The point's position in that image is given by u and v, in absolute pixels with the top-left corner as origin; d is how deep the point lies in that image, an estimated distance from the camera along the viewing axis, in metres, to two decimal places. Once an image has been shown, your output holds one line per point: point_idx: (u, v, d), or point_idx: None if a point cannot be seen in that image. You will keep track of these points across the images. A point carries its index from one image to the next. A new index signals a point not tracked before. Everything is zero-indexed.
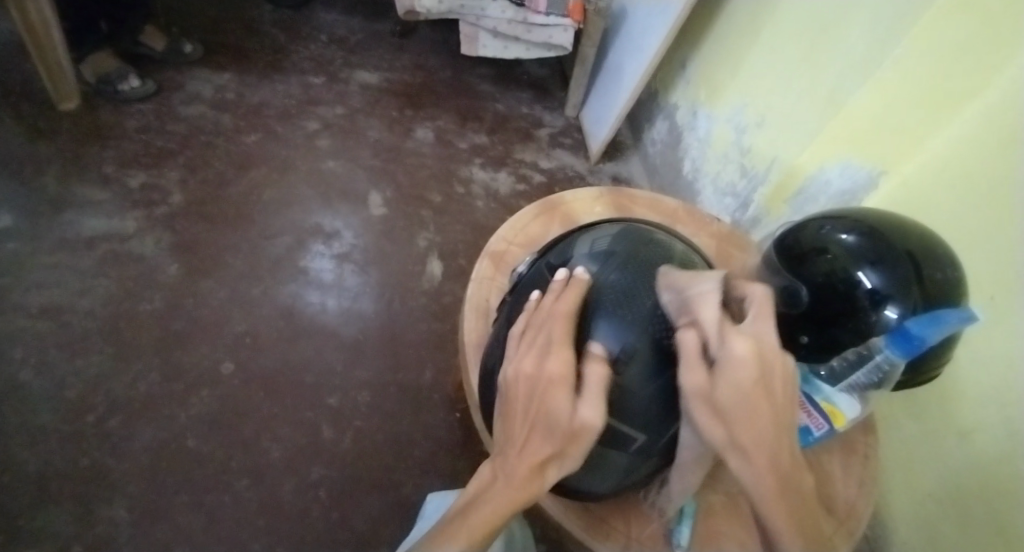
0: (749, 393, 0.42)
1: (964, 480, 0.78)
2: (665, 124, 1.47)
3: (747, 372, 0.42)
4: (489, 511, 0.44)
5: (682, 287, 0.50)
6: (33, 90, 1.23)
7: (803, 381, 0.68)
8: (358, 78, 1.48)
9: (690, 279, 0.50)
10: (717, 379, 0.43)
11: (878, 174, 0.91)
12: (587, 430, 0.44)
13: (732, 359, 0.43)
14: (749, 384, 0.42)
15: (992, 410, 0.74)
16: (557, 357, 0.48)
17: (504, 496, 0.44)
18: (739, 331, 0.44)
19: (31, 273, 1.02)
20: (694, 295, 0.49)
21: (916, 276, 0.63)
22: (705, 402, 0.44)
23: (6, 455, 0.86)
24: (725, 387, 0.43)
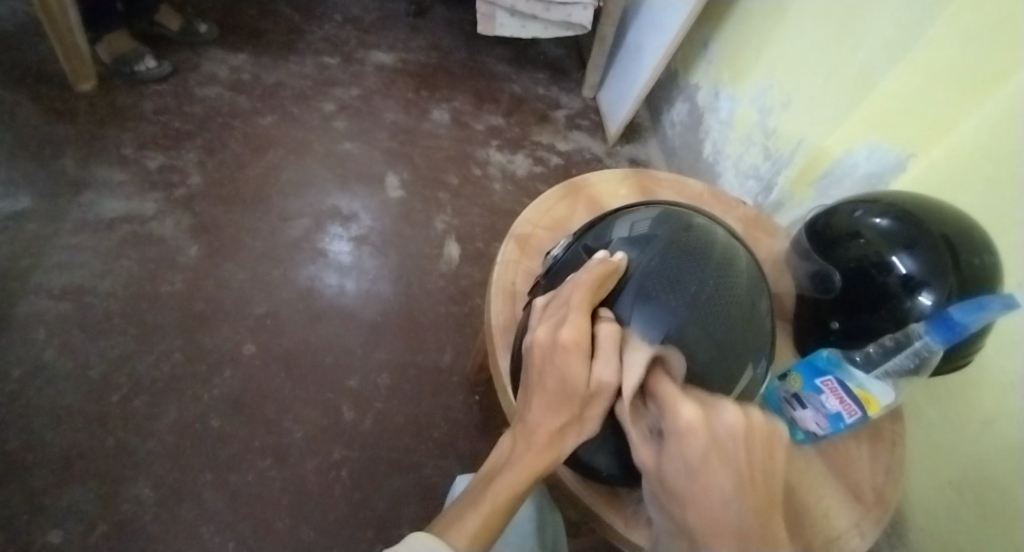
0: (698, 463, 0.38)
1: (986, 468, 0.78)
2: (685, 105, 1.44)
3: (693, 441, 0.38)
4: (510, 483, 0.43)
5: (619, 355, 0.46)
6: (51, 71, 1.23)
7: (832, 364, 0.60)
8: (373, 59, 1.47)
9: (624, 352, 0.46)
10: (665, 454, 0.40)
11: (906, 157, 0.88)
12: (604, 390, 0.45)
13: (675, 426, 0.39)
14: (697, 455, 0.38)
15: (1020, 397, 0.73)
16: (570, 326, 0.47)
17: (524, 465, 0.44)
18: (680, 396, 0.41)
19: (52, 253, 1.02)
20: (628, 362, 0.45)
21: (954, 262, 0.61)
22: (657, 481, 0.41)
23: (33, 433, 0.87)
24: (672, 461, 0.39)
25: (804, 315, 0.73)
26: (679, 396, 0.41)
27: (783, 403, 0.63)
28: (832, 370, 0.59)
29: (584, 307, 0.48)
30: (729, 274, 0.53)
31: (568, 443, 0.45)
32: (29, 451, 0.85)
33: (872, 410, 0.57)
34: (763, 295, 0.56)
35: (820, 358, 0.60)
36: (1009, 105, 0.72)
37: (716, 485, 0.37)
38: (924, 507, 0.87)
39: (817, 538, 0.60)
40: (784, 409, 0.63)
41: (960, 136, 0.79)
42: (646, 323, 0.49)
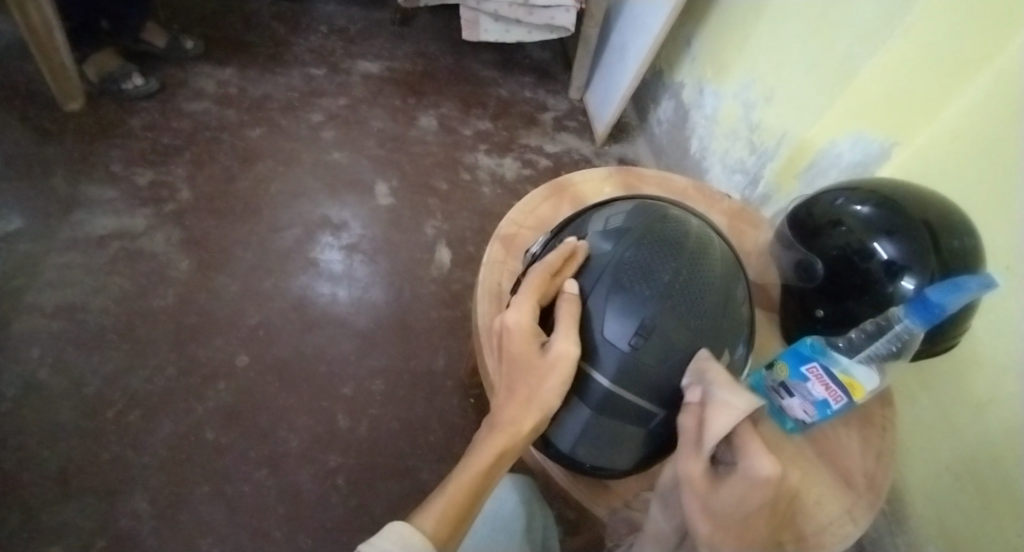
0: (751, 510, 0.41)
1: (978, 452, 0.79)
2: (671, 103, 1.45)
3: (758, 493, 0.41)
4: (476, 465, 0.44)
5: (713, 386, 0.44)
6: (38, 92, 1.23)
7: (817, 351, 0.60)
8: (360, 68, 1.48)
9: (724, 383, 0.44)
10: (724, 485, 0.42)
11: (890, 145, 0.89)
12: (560, 359, 0.46)
13: (749, 477, 0.41)
14: (758, 501, 0.41)
15: (1007, 380, 0.75)
16: (522, 309, 0.48)
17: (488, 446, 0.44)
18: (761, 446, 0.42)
19: (43, 272, 1.03)
20: (726, 401, 0.43)
21: (934, 245, 0.62)
22: (698, 499, 0.42)
23: (27, 452, 0.87)
24: (730, 494, 0.42)
25: (790, 305, 0.73)
26: (758, 446, 0.42)
27: (771, 392, 0.63)
28: (817, 357, 0.59)
29: (534, 289, 0.49)
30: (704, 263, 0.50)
31: (530, 418, 0.45)
32: (25, 470, 0.85)
33: (857, 396, 0.57)
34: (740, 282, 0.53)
35: (805, 345, 0.61)
36: (989, 90, 0.74)
37: (755, 525, 0.42)
38: (920, 493, 0.89)
39: (809, 526, 0.60)
40: (773, 398, 0.64)
41: (942, 123, 0.80)
42: (618, 315, 0.48)
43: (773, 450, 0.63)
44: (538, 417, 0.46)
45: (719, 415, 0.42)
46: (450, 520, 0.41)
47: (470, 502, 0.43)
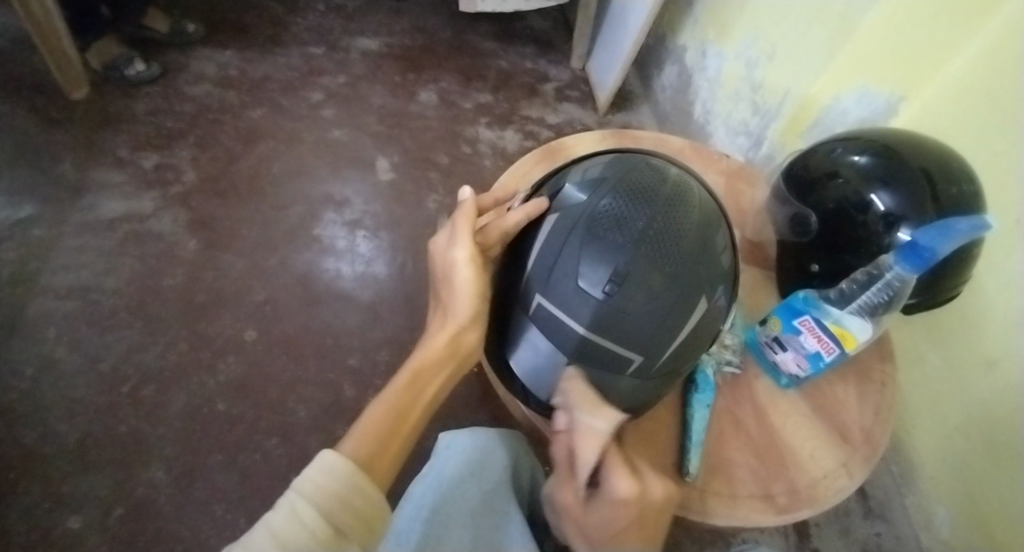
0: (623, 527, 0.41)
1: (989, 411, 0.79)
2: (675, 68, 1.42)
3: (625, 512, 0.41)
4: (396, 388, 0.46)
5: (576, 410, 0.43)
6: (44, 81, 1.26)
7: (808, 304, 0.59)
8: (358, 45, 1.47)
9: (584, 404, 0.43)
10: (590, 506, 0.42)
11: (897, 100, 0.87)
12: (458, 265, 0.48)
13: (611, 497, 0.41)
14: (622, 522, 0.41)
15: (1018, 339, 0.74)
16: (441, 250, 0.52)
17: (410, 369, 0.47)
18: (622, 466, 0.42)
19: (56, 256, 1.06)
20: (589, 426, 0.42)
21: (930, 193, 0.61)
22: (575, 524, 0.43)
23: (49, 426, 0.91)
24: (596, 514, 0.42)
25: (786, 261, 0.72)
26: (617, 462, 0.42)
27: (764, 347, 0.63)
28: (809, 310, 0.59)
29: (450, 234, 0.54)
30: (683, 208, 0.45)
31: (443, 333, 0.48)
32: (46, 444, 0.89)
33: (848, 346, 0.57)
34: (722, 230, 0.47)
35: (798, 299, 0.60)
36: (999, 37, 0.72)
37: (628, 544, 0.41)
38: (937, 452, 0.90)
39: (802, 480, 0.59)
40: (766, 353, 0.64)
41: (949, 74, 0.79)
42: (591, 259, 0.43)
43: (765, 406, 0.63)
44: (457, 321, 0.48)
45: (585, 442, 0.41)
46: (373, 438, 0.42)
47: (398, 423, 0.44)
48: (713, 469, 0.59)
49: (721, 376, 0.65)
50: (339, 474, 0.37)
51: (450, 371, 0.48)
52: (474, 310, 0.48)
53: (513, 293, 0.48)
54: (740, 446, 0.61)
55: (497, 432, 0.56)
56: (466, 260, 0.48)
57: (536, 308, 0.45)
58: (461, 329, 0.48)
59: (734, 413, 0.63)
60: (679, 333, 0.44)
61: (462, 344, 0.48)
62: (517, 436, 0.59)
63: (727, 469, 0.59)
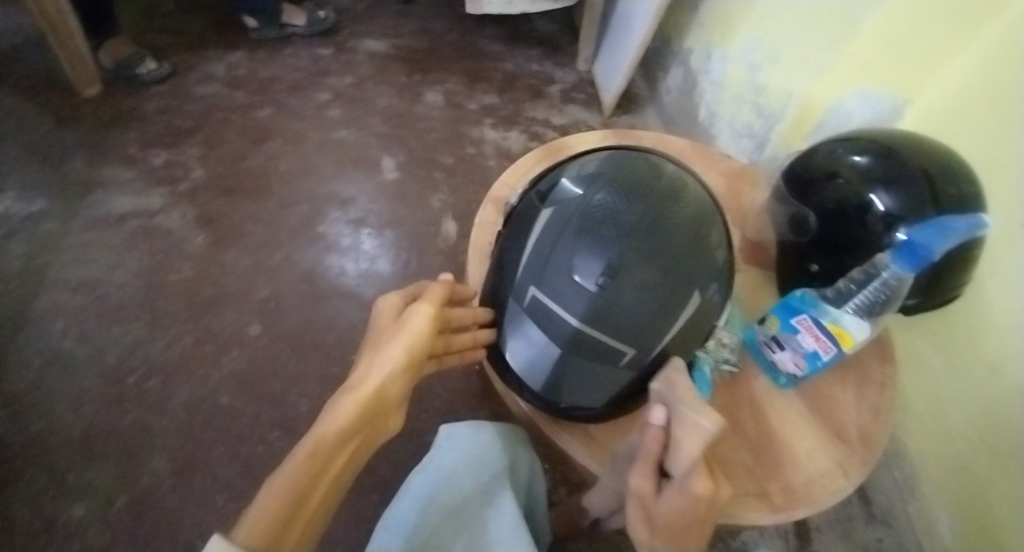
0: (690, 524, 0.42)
1: (989, 415, 0.79)
2: (680, 71, 1.43)
3: (694, 510, 0.41)
4: (305, 450, 0.40)
5: (681, 405, 0.42)
6: (56, 79, 1.28)
7: (806, 303, 0.59)
8: (365, 47, 1.49)
9: (693, 400, 0.42)
10: (664, 501, 0.42)
11: (901, 103, 0.88)
12: (414, 315, 0.49)
13: (685, 496, 0.41)
14: (692, 517, 0.41)
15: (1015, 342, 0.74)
16: (390, 305, 0.52)
17: (318, 430, 0.41)
18: (703, 468, 0.41)
19: (65, 250, 1.08)
20: (697, 427, 0.41)
21: (930, 193, 0.61)
22: (644, 510, 0.44)
23: (54, 417, 0.92)
24: (670, 510, 0.42)
25: (785, 260, 0.72)
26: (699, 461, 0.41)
27: (763, 347, 0.63)
28: (807, 309, 0.59)
29: (400, 295, 0.53)
30: (677, 204, 0.45)
31: (371, 384, 0.44)
32: (51, 434, 0.91)
33: (845, 344, 0.57)
34: (716, 226, 0.47)
35: (795, 298, 0.60)
36: (1002, 41, 0.73)
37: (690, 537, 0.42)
38: (940, 455, 0.90)
39: (798, 478, 0.59)
40: (764, 353, 0.64)
41: (952, 77, 0.80)
42: (585, 252, 0.43)
43: (762, 404, 0.64)
44: (384, 373, 0.45)
45: (687, 444, 0.41)
46: (272, 521, 0.36)
47: (301, 499, 0.38)
48: (710, 466, 0.59)
49: (719, 374, 0.65)
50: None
51: (364, 434, 0.43)
52: (408, 362, 0.47)
53: (509, 285, 0.48)
54: (736, 444, 0.61)
55: (491, 427, 0.57)
56: (426, 312, 0.49)
57: (531, 300, 0.45)
58: (388, 379, 0.45)
59: (730, 412, 0.63)
60: (671, 326, 0.44)
61: (385, 403, 0.45)
62: (513, 429, 0.59)
63: (723, 466, 0.59)
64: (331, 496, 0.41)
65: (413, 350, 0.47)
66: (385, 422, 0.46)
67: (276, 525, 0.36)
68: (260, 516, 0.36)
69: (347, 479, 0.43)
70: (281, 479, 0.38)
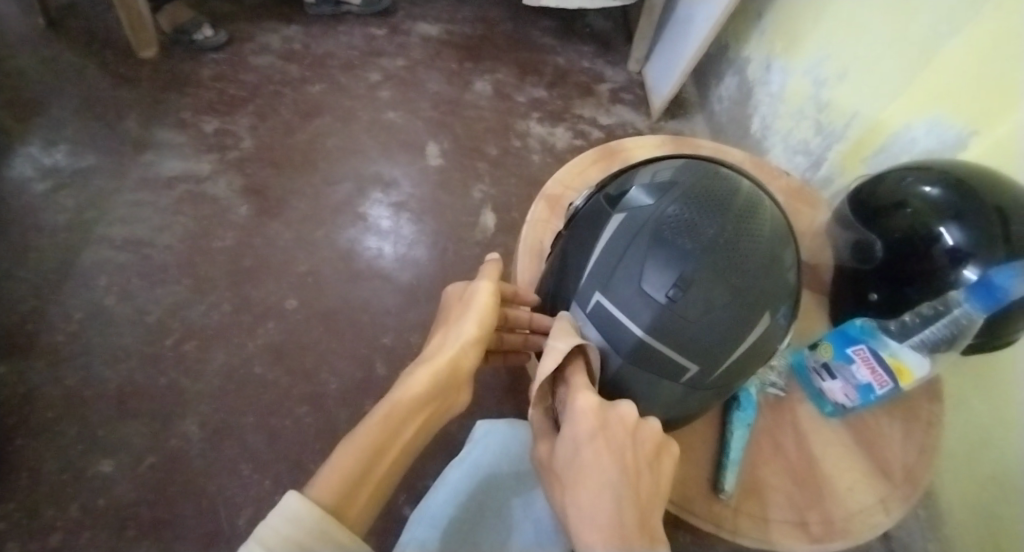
0: (584, 446, 0.38)
1: None
2: (736, 79, 1.40)
3: (589, 425, 0.39)
4: (379, 416, 0.43)
5: (544, 339, 0.44)
6: (116, 39, 1.30)
7: (866, 333, 0.59)
8: (419, 30, 1.48)
9: (553, 330, 0.44)
10: (559, 441, 0.40)
11: (969, 134, 0.82)
12: (477, 291, 0.53)
13: (575, 414, 0.40)
14: (586, 438, 0.39)
15: None
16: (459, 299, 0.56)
17: (395, 397, 0.45)
18: (582, 383, 0.42)
19: (115, 208, 1.10)
20: (550, 348, 0.43)
21: (1004, 232, 0.58)
22: (550, 469, 0.41)
23: (93, 370, 0.95)
24: (564, 445, 0.40)
25: (842, 287, 0.70)
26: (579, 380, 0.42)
27: (812, 373, 0.62)
28: (865, 339, 0.58)
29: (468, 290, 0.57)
30: (754, 222, 0.43)
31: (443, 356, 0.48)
32: (88, 387, 0.93)
33: (903, 381, 0.56)
34: (791, 248, 0.45)
35: (854, 327, 0.59)
36: None
37: (605, 472, 0.37)
38: (968, 498, 0.87)
39: (838, 511, 0.58)
40: (812, 380, 0.63)
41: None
42: (656, 263, 0.42)
43: (807, 432, 0.62)
44: (454, 346, 0.49)
45: (547, 360, 0.42)
46: (348, 474, 0.39)
47: (374, 459, 0.41)
48: (748, 490, 0.58)
49: (763, 397, 0.63)
50: (306, 516, 0.34)
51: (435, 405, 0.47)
52: (479, 336, 0.50)
53: (572, 288, 0.47)
54: (776, 469, 0.59)
55: (532, 426, 0.55)
56: (487, 287, 0.53)
57: (594, 305, 0.45)
58: (458, 353, 0.49)
59: (773, 436, 0.61)
60: (737, 346, 0.43)
61: (455, 378, 0.48)
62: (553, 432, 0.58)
63: (763, 492, 0.58)
64: (402, 461, 0.43)
65: (484, 325, 0.50)
66: (456, 396, 0.49)
67: (351, 478, 0.39)
68: (336, 470, 0.39)
69: (417, 446, 0.45)
70: (357, 439, 0.42)
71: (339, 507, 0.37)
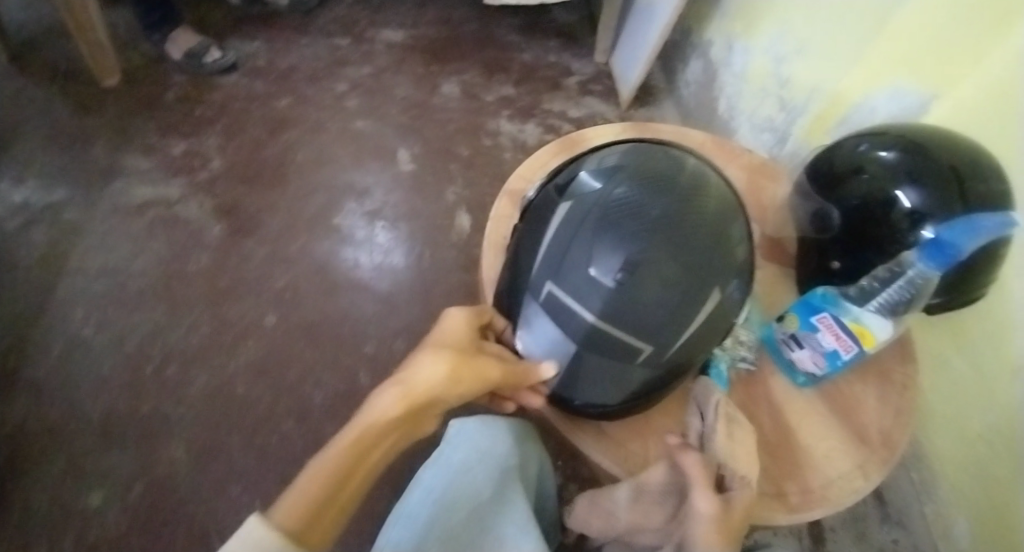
0: None
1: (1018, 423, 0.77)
2: (700, 63, 1.40)
3: None
4: (345, 443, 0.42)
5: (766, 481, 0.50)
6: (78, 69, 1.29)
7: (826, 302, 0.58)
8: (383, 37, 1.48)
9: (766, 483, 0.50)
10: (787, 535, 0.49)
11: (929, 98, 0.84)
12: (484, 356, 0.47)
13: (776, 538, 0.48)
14: None
15: None
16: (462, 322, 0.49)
17: (366, 423, 0.43)
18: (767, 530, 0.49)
19: (86, 239, 1.09)
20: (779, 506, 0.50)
21: (959, 191, 0.59)
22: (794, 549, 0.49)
23: (75, 401, 0.94)
24: None
25: (805, 257, 0.71)
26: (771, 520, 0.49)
27: (780, 344, 0.63)
28: (827, 307, 0.58)
29: (472, 312, 0.51)
30: (699, 198, 0.44)
31: (424, 389, 0.44)
32: (72, 420, 0.93)
33: (867, 344, 0.56)
34: (738, 221, 0.46)
35: (816, 296, 0.59)
36: None
37: None
38: (958, 459, 0.88)
39: (815, 481, 0.59)
40: (782, 351, 0.63)
41: (983, 74, 0.75)
42: (603, 247, 0.42)
43: (780, 403, 0.63)
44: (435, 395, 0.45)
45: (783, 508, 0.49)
46: (309, 505, 0.39)
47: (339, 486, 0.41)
48: None
49: (734, 372, 0.64)
50: (267, 547, 0.32)
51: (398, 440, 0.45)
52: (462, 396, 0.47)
53: (524, 279, 0.48)
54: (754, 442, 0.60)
55: (504, 420, 0.57)
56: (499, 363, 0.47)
57: (547, 295, 0.45)
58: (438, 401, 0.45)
59: (746, 410, 0.62)
60: (690, 322, 0.43)
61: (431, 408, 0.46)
62: (525, 424, 0.59)
63: None
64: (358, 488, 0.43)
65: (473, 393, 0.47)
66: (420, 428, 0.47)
67: (315, 506, 0.39)
68: (300, 499, 0.39)
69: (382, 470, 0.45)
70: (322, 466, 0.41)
71: (302, 534, 0.37)
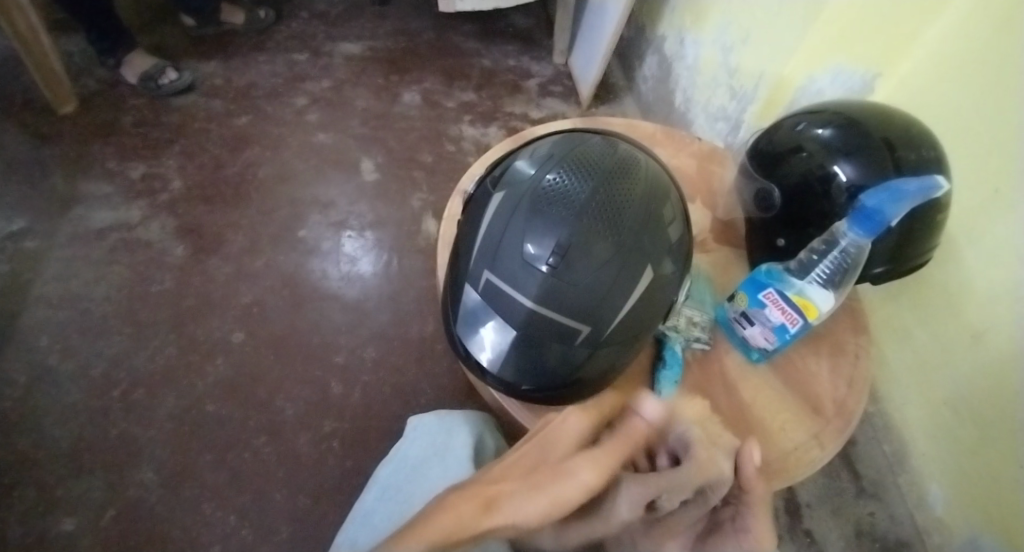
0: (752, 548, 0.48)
1: (979, 385, 0.79)
2: (655, 58, 1.43)
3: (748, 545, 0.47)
4: (431, 539, 0.40)
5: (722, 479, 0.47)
6: (31, 98, 1.28)
7: (770, 278, 0.60)
8: (341, 50, 1.49)
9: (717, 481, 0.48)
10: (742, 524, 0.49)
11: (872, 77, 0.87)
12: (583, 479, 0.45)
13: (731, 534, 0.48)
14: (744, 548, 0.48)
15: (1010, 306, 0.73)
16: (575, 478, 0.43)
17: (460, 529, 0.42)
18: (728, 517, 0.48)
19: (47, 267, 1.08)
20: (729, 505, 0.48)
21: (892, 162, 0.61)
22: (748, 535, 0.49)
23: (41, 432, 0.92)
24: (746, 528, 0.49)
25: (754, 237, 0.72)
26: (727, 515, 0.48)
27: (733, 322, 0.64)
28: (773, 283, 0.59)
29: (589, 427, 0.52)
30: (626, 180, 0.47)
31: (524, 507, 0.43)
32: (39, 450, 0.91)
33: (810, 316, 0.57)
34: (667, 200, 0.49)
35: (761, 273, 0.61)
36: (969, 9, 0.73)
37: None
38: (925, 426, 0.91)
39: (772, 453, 0.60)
40: (735, 329, 0.65)
41: (923, 49, 0.80)
42: (536, 233, 0.44)
43: (736, 380, 0.64)
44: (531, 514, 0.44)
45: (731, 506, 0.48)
46: None
47: None
48: None
49: (690, 353, 0.65)
50: None
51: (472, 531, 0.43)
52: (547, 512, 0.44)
53: (464, 270, 0.49)
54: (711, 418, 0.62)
55: (461, 412, 0.58)
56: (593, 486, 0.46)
57: (485, 283, 0.46)
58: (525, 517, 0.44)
59: (703, 389, 0.63)
60: (625, 298, 0.46)
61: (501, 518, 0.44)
62: (484, 415, 0.60)
63: None
64: None
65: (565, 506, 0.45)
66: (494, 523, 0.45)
67: None
68: None
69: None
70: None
71: None
